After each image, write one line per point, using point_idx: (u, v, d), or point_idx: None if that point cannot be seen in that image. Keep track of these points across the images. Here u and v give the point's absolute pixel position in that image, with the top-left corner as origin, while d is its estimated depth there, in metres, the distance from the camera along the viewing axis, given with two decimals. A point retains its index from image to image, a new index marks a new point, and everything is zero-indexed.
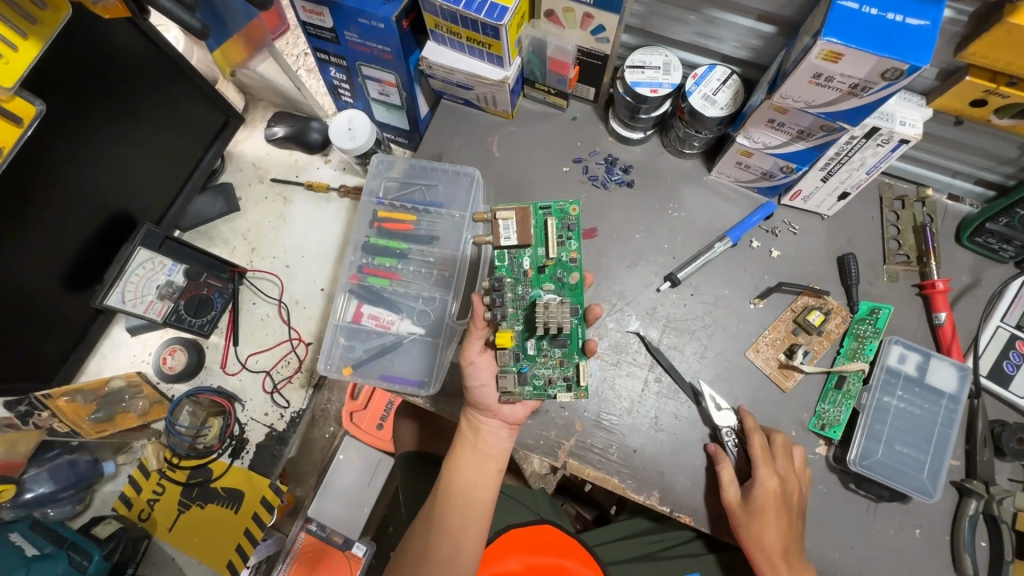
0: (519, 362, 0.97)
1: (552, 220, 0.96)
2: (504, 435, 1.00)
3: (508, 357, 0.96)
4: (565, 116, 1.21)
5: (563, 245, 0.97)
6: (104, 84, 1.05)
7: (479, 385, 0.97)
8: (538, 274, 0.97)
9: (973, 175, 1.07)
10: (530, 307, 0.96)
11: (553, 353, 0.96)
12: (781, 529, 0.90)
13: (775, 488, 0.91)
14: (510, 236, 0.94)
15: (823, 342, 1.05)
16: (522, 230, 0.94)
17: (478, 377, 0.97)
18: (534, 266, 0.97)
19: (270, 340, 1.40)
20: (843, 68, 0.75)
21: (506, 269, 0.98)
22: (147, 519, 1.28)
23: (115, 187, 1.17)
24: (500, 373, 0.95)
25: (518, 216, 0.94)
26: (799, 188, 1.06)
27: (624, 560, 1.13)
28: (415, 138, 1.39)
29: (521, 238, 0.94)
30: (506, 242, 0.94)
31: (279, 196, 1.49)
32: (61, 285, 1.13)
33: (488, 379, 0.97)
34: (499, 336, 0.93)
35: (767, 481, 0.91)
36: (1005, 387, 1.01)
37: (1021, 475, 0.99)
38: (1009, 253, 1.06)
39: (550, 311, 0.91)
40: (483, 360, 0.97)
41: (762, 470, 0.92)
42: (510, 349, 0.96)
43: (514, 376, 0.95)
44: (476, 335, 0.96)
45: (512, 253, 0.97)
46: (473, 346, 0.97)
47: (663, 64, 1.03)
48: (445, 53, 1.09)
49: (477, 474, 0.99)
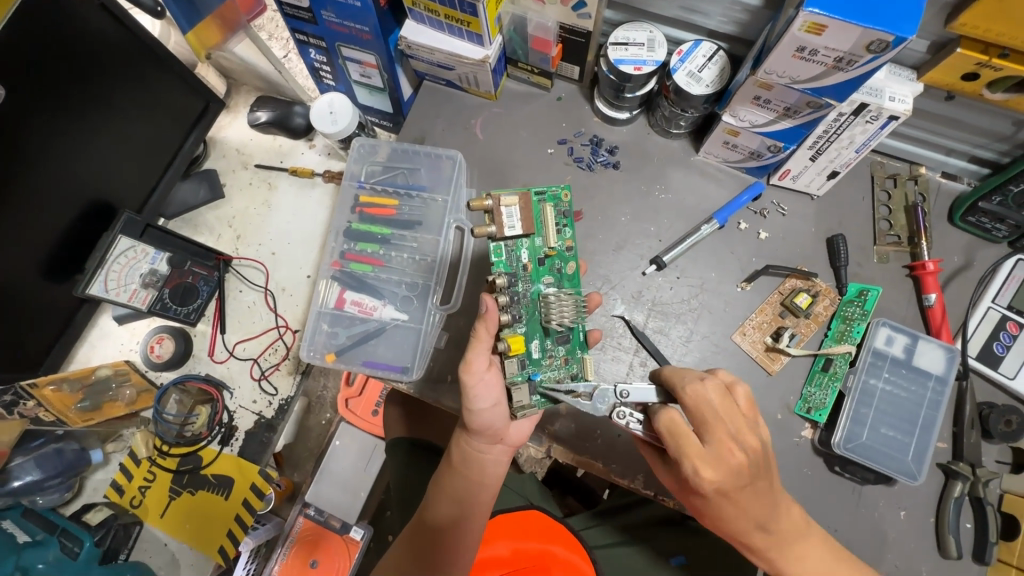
0: (527, 369, 0.90)
1: (549, 207, 0.93)
2: (504, 459, 0.99)
3: (515, 366, 0.89)
4: (550, 96, 1.19)
5: (561, 234, 0.94)
6: (73, 68, 1.03)
7: (489, 405, 0.91)
8: (537, 266, 0.93)
9: (967, 152, 1.04)
10: (533, 304, 0.92)
11: (558, 353, 0.92)
12: (747, 512, 0.78)
13: (710, 487, 0.74)
14: (514, 223, 0.90)
15: (811, 324, 1.04)
16: (525, 218, 0.90)
17: (484, 400, 0.90)
18: (533, 258, 0.93)
19: (257, 327, 1.39)
20: (827, 41, 0.72)
21: (503, 263, 0.92)
22: (139, 506, 1.30)
23: (92, 176, 1.15)
24: (512, 386, 0.88)
25: (521, 203, 0.91)
26: (788, 167, 1.04)
27: (610, 544, 1.12)
28: (399, 121, 1.37)
29: (525, 226, 0.90)
30: (512, 230, 0.90)
31: (263, 182, 1.48)
32: (41, 275, 1.12)
33: (497, 398, 0.91)
34: (510, 344, 0.87)
35: (698, 482, 0.74)
36: (995, 368, 1.00)
37: (1008, 457, 0.98)
38: (1003, 233, 1.03)
39: (563, 306, 0.89)
40: (489, 376, 0.90)
41: (692, 467, 0.74)
42: (518, 357, 0.89)
43: (526, 386, 0.88)
44: (482, 347, 0.88)
45: (509, 246, 0.92)
46: (479, 360, 0.88)
47: (647, 40, 1.00)
48: (425, 32, 1.06)
49: (465, 503, 0.95)
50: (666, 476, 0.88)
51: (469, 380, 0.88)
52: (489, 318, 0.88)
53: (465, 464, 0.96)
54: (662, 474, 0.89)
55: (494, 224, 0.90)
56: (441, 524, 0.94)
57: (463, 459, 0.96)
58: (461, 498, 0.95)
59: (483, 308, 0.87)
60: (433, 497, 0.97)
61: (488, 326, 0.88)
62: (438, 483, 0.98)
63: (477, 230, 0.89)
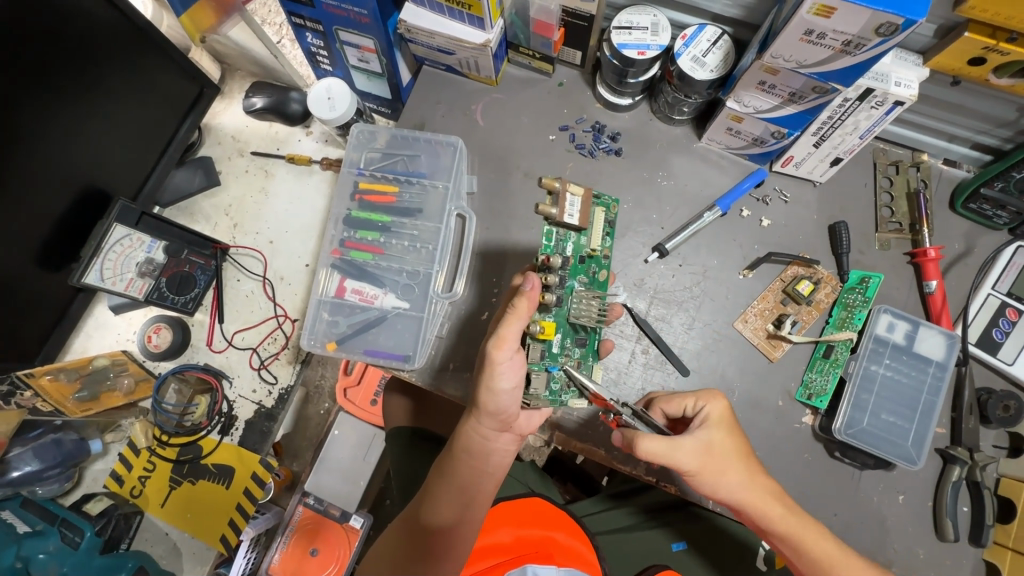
0: (544, 360, 0.90)
1: (601, 212, 0.94)
2: (504, 451, 0.97)
3: (537, 353, 0.88)
4: (552, 82, 1.17)
5: (604, 240, 0.95)
6: (66, 50, 1.01)
7: (511, 388, 0.85)
8: (576, 263, 0.93)
9: (970, 139, 1.04)
10: (567, 300, 0.91)
11: (574, 353, 0.93)
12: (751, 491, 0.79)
13: (726, 412, 0.88)
14: (574, 213, 0.89)
15: (812, 312, 1.04)
16: (585, 212, 0.89)
17: (509, 381, 0.85)
18: (575, 254, 0.92)
19: (256, 317, 1.39)
20: (835, 24, 0.72)
21: (550, 249, 0.90)
22: (139, 496, 1.29)
23: (85, 162, 1.13)
24: (530, 371, 0.87)
25: (584, 196, 0.90)
26: (791, 154, 1.03)
27: (611, 530, 1.14)
28: (398, 107, 1.35)
29: (582, 220, 0.89)
30: (570, 218, 0.88)
31: (260, 169, 1.46)
32: (35, 263, 1.10)
33: (518, 382, 0.86)
34: (542, 328, 0.86)
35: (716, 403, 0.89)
36: (994, 354, 1.00)
37: (1005, 442, 1.00)
38: (1004, 220, 1.04)
39: (589, 305, 0.91)
40: (515, 358, 0.84)
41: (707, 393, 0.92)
42: (542, 344, 0.88)
43: (544, 376, 0.88)
44: (518, 326, 0.81)
45: (558, 235, 0.91)
46: (514, 336, 0.81)
47: (651, 24, 0.98)
48: (424, 15, 1.04)
49: (467, 504, 0.94)
50: (692, 440, 0.84)
51: (498, 357, 0.82)
52: (529, 296, 0.83)
53: (464, 453, 0.94)
54: (687, 441, 0.84)
55: (556, 207, 0.87)
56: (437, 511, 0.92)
57: (465, 449, 0.93)
58: (463, 489, 0.94)
59: (527, 285, 0.82)
60: (431, 496, 0.94)
61: (530, 303, 0.82)
62: (436, 478, 0.95)
63: (540, 208, 0.85)
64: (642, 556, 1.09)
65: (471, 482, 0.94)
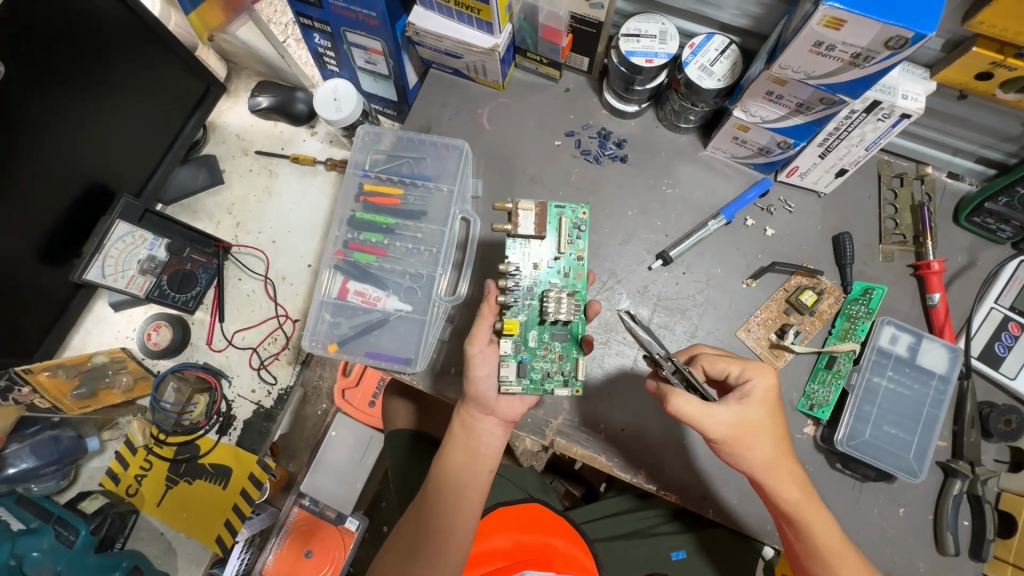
0: (520, 352, 0.92)
1: (566, 217, 0.95)
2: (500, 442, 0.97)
3: (508, 347, 0.91)
4: (559, 87, 1.17)
5: (574, 243, 0.94)
6: (72, 45, 1.00)
7: (486, 374, 0.92)
8: (545, 267, 0.94)
9: (974, 153, 1.04)
10: (537, 299, 0.92)
11: (553, 347, 0.92)
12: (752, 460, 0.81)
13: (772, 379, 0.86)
14: (527, 226, 0.92)
15: (816, 322, 1.04)
16: (539, 222, 0.92)
17: (485, 368, 0.92)
18: (543, 260, 0.94)
19: (257, 315, 1.38)
20: (845, 36, 0.72)
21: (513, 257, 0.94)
22: (135, 494, 1.28)
23: (89, 157, 1.13)
24: (503, 362, 0.90)
25: (538, 208, 0.92)
26: (796, 164, 1.03)
27: (611, 537, 1.14)
28: (403, 110, 1.36)
29: (537, 230, 0.92)
30: (524, 232, 0.91)
31: (264, 168, 1.46)
32: (37, 257, 1.09)
33: (492, 370, 0.92)
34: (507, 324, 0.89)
35: (764, 372, 0.86)
36: (996, 368, 1.01)
37: (1006, 456, 1.00)
38: (1007, 234, 1.04)
39: (561, 302, 0.89)
40: (489, 351, 0.93)
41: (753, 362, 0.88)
42: (513, 338, 0.91)
43: (514, 366, 0.90)
44: (485, 323, 0.92)
45: (523, 245, 0.94)
46: (484, 332, 0.91)
47: (659, 32, 0.99)
48: (433, 18, 1.05)
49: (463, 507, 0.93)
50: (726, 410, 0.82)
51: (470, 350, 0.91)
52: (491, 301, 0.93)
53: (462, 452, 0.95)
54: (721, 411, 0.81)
55: (510, 223, 0.91)
56: (435, 503, 0.93)
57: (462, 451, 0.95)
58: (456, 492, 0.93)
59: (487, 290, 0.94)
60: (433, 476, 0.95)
61: (490, 304, 0.92)
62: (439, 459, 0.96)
63: (496, 226, 0.91)
64: (643, 562, 1.10)
65: (466, 478, 0.94)
